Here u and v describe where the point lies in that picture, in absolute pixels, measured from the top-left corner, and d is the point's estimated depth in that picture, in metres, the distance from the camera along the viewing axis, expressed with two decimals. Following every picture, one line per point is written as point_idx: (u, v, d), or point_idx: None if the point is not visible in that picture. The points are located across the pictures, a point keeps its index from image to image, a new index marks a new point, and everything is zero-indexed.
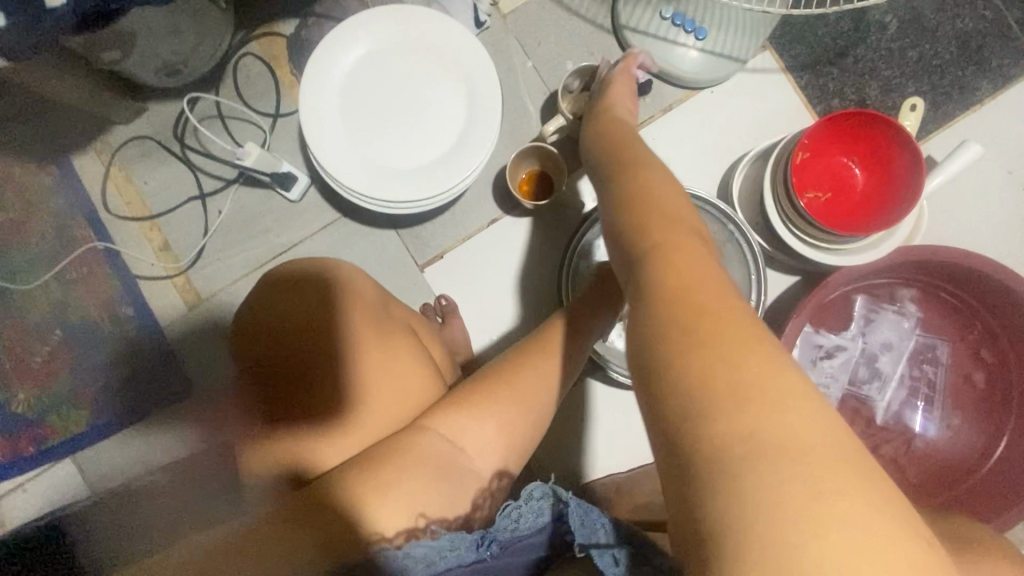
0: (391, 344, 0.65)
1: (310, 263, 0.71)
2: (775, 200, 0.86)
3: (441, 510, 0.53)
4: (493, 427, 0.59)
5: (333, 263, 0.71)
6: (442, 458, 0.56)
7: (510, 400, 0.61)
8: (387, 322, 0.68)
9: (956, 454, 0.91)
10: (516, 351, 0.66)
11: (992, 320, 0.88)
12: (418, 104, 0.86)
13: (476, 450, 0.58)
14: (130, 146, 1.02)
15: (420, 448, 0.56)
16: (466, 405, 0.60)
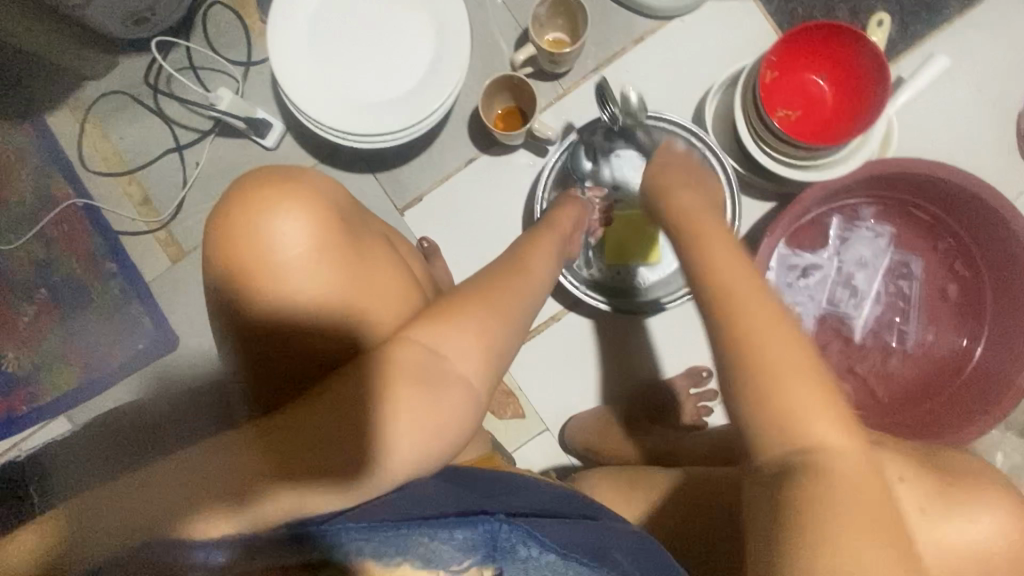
0: (365, 262, 0.61)
1: (262, 172, 0.61)
2: (745, 119, 0.87)
3: (428, 430, 0.53)
4: (472, 338, 0.57)
5: (289, 170, 0.63)
6: (424, 371, 0.55)
7: (490, 320, 0.59)
8: (358, 238, 0.62)
9: (933, 365, 0.93)
10: (495, 275, 0.65)
11: (963, 233, 0.90)
12: (386, 37, 0.86)
13: (461, 363, 0.56)
14: (103, 102, 1.02)
15: (399, 373, 0.54)
16: (447, 325, 0.57)
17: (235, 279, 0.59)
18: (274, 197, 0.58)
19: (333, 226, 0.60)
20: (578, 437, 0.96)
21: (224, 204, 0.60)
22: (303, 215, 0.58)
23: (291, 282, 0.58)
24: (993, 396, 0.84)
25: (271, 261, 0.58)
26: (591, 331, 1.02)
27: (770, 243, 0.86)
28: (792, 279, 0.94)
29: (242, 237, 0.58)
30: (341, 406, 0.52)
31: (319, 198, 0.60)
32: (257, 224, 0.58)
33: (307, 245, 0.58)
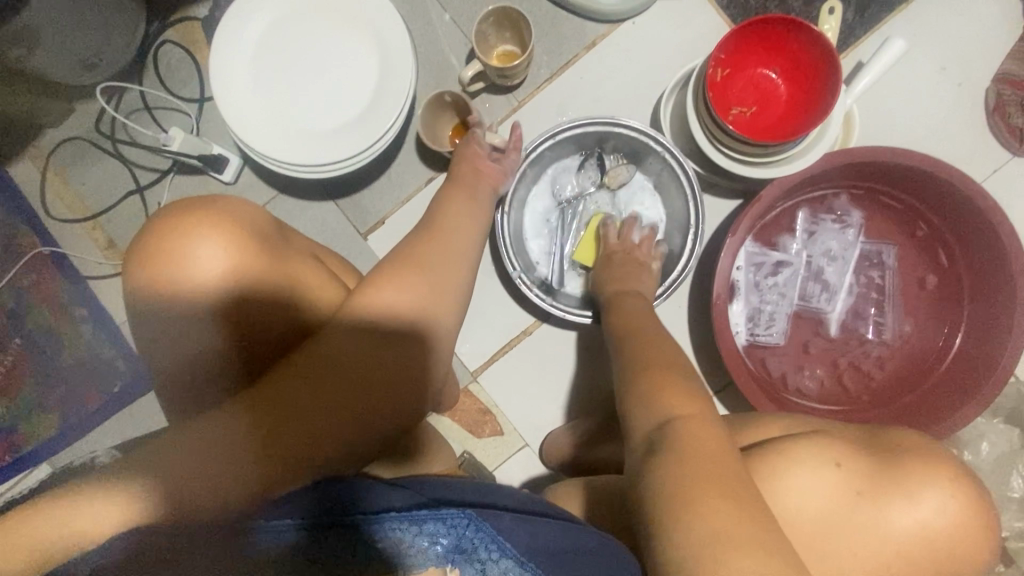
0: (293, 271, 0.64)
1: (176, 205, 0.62)
2: (699, 120, 0.85)
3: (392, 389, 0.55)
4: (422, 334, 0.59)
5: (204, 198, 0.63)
6: (382, 359, 0.55)
7: (436, 275, 0.62)
8: (281, 254, 0.64)
9: (915, 355, 0.91)
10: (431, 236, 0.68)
11: (935, 219, 0.88)
12: (330, 66, 0.85)
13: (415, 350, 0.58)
14: (63, 148, 1.02)
15: (359, 330, 0.56)
16: (400, 280, 0.60)
17: (162, 308, 0.59)
18: (194, 224, 0.59)
19: (255, 245, 0.61)
20: (553, 452, 0.95)
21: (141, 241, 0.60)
22: (219, 241, 0.59)
23: (226, 306, 0.59)
24: (978, 383, 0.81)
25: (196, 283, 0.58)
26: (566, 343, 1.01)
27: (733, 244, 0.84)
28: (760, 276, 0.93)
29: (163, 270, 0.58)
30: (312, 362, 0.54)
31: (236, 222, 0.61)
32: (179, 256, 0.58)
33: (233, 266, 0.59)
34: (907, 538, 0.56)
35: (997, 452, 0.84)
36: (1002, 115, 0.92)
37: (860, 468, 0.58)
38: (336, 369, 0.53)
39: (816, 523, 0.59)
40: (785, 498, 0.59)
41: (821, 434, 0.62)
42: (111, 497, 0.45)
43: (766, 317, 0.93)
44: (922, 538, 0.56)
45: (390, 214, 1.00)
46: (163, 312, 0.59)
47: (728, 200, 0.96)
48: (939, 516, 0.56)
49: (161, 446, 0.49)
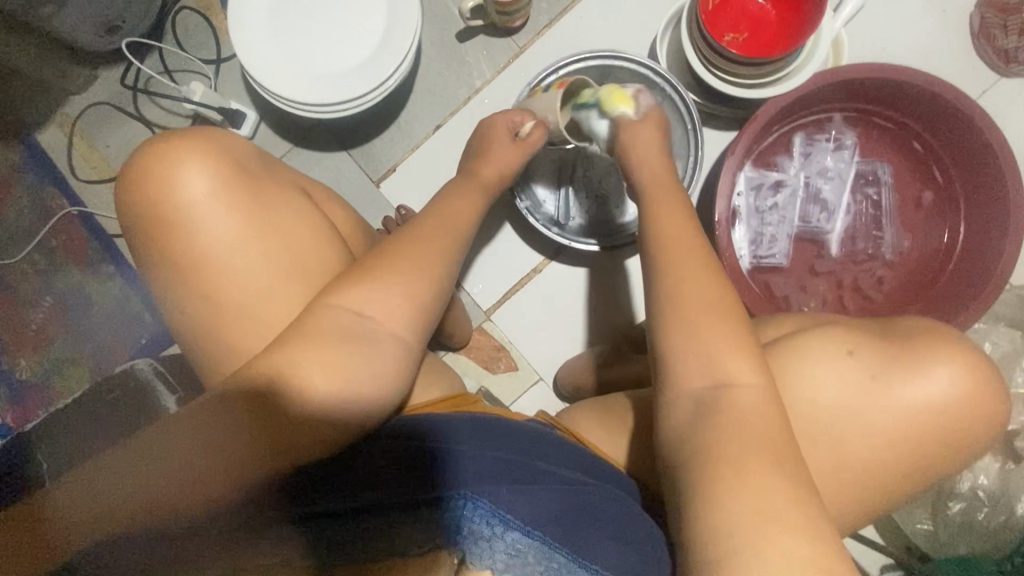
0: (273, 210, 0.67)
1: (168, 133, 0.67)
2: (694, 46, 0.89)
3: (351, 382, 0.56)
4: (399, 295, 0.60)
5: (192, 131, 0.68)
6: (346, 328, 0.57)
7: (421, 268, 0.62)
8: (266, 189, 0.68)
9: (917, 269, 0.94)
10: (428, 224, 0.69)
11: (928, 135, 0.91)
12: (340, 10, 0.90)
13: (378, 308, 0.59)
14: (88, 114, 1.07)
15: (324, 332, 0.57)
16: (370, 283, 0.60)
17: (144, 219, 0.65)
18: (187, 151, 0.65)
19: (238, 178, 0.66)
20: (568, 381, 0.98)
21: (131, 166, 0.65)
22: (205, 167, 0.64)
23: (198, 232, 0.64)
24: (979, 285, 0.84)
25: (178, 202, 0.64)
26: (575, 279, 1.04)
27: (733, 161, 0.87)
28: (760, 199, 0.96)
29: (152, 191, 0.64)
30: (283, 374, 0.55)
31: (223, 153, 0.66)
32: (167, 176, 0.64)
33: (213, 194, 0.64)
34: (913, 414, 0.58)
35: (1001, 352, 0.87)
36: (988, 38, 0.95)
37: (872, 355, 0.60)
38: (301, 343, 0.56)
39: (822, 404, 0.60)
40: (796, 384, 0.60)
41: (833, 326, 0.63)
42: (96, 511, 0.50)
43: (768, 239, 0.96)
44: (929, 415, 0.58)
45: (401, 162, 1.04)
46: (146, 223, 0.65)
47: (727, 132, 0.99)
48: (940, 390, 0.58)
49: (143, 454, 0.53)
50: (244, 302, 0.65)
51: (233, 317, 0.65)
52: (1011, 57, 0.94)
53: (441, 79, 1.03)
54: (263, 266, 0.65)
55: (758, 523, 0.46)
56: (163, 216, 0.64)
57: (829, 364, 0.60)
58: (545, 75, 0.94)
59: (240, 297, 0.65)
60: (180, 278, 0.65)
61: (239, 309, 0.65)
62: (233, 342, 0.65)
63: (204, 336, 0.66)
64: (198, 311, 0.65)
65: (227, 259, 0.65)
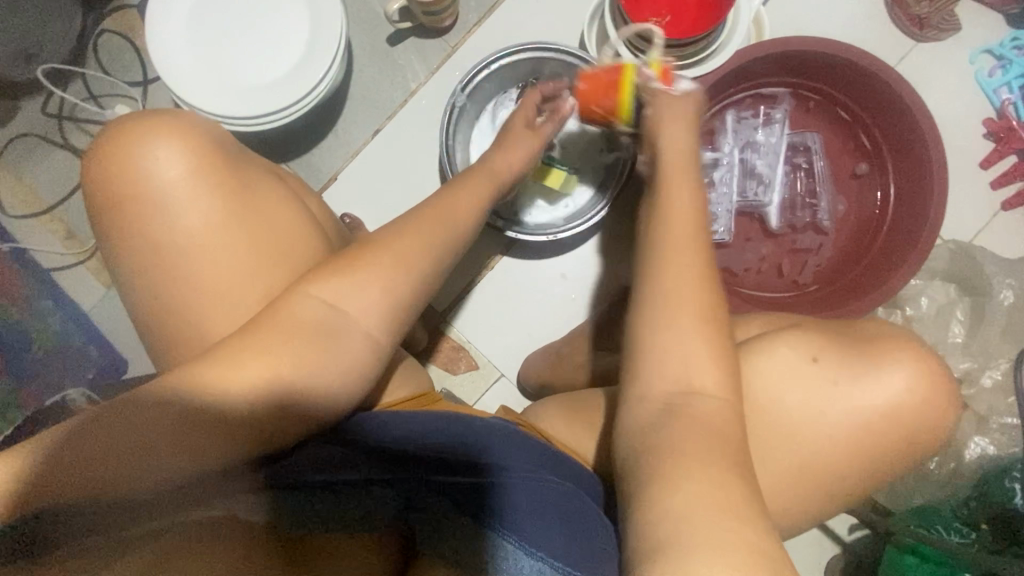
0: (254, 191, 0.62)
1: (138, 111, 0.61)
2: (619, 32, 0.90)
3: (322, 367, 0.54)
4: (353, 282, 0.58)
5: (164, 107, 0.62)
6: (319, 321, 0.56)
7: (378, 254, 0.61)
8: (243, 166, 0.63)
9: (854, 234, 0.97)
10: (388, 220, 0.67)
11: (851, 103, 0.94)
12: (264, 23, 0.89)
13: (356, 304, 0.57)
14: (12, 146, 1.04)
15: (293, 320, 0.55)
16: (338, 272, 0.58)
17: (111, 197, 0.59)
18: (159, 128, 0.59)
19: (216, 156, 0.61)
20: (531, 375, 0.98)
21: (100, 140, 0.60)
22: (180, 146, 0.59)
23: (170, 210, 0.59)
24: (910, 244, 0.87)
25: (143, 181, 0.58)
26: (527, 273, 1.04)
27: None
28: None
29: (117, 166, 0.58)
30: (269, 360, 0.53)
31: (198, 131, 0.61)
32: (135, 155, 0.58)
33: (189, 174, 0.59)
34: (869, 418, 0.60)
35: (939, 306, 0.90)
36: (901, 6, 0.98)
37: (834, 359, 0.62)
38: (274, 339, 0.54)
39: (788, 414, 0.62)
40: (765, 391, 0.62)
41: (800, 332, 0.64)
42: (83, 472, 0.46)
43: (710, 217, 0.98)
44: (878, 411, 0.60)
45: (342, 170, 1.03)
46: (107, 199, 0.59)
47: (662, 115, 1.00)
48: (898, 397, 0.60)
49: (108, 431, 0.48)
50: (212, 280, 0.59)
51: (196, 302, 0.59)
52: (924, 23, 0.97)
53: (376, 85, 1.03)
54: (240, 244, 0.60)
55: (700, 489, 0.46)
56: (129, 193, 0.59)
57: (799, 375, 0.62)
58: (478, 72, 0.94)
59: (214, 276, 0.59)
60: (149, 255, 0.59)
61: (216, 287, 0.59)
62: (198, 330, 0.59)
63: (170, 317, 0.59)
64: (160, 296, 0.59)
65: (195, 241, 0.59)
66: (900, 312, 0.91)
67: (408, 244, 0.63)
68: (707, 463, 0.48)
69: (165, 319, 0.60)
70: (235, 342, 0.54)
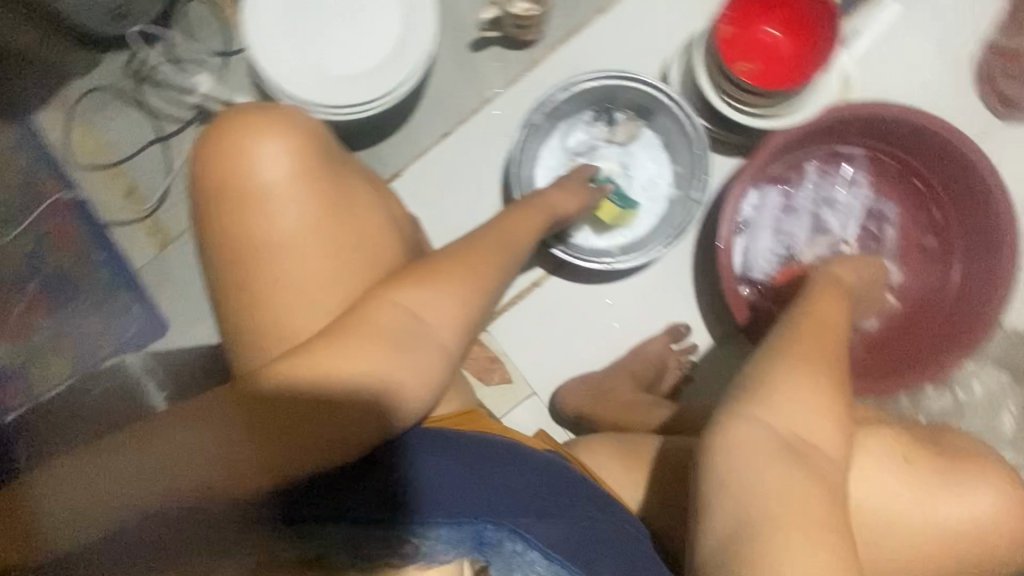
0: (348, 199, 0.63)
1: (252, 106, 0.63)
2: (707, 73, 0.90)
3: (400, 379, 0.55)
4: (437, 296, 0.59)
5: (274, 106, 0.64)
6: (401, 327, 0.57)
7: (460, 274, 0.61)
8: (343, 173, 0.64)
9: (913, 306, 0.95)
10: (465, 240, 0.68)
11: (931, 177, 0.93)
12: (358, 15, 0.89)
13: (435, 316, 0.58)
14: (88, 98, 1.05)
15: (376, 328, 0.56)
16: (419, 285, 0.59)
17: (215, 187, 0.60)
18: (272, 126, 0.60)
19: (321, 161, 0.62)
20: (571, 404, 0.98)
21: (212, 129, 0.62)
22: (290, 147, 0.60)
23: (270, 207, 0.60)
24: (968, 328, 0.86)
25: (249, 175, 0.59)
26: (575, 296, 1.04)
27: (738, 188, 0.87)
28: (763, 217, 0.98)
29: (226, 156, 0.60)
30: (347, 366, 0.54)
31: (307, 134, 0.62)
32: (246, 148, 0.59)
33: (295, 175, 0.60)
34: (948, 535, 0.58)
35: (989, 392, 0.90)
36: (990, 84, 0.97)
37: (924, 465, 0.60)
38: (356, 342, 0.55)
39: (875, 517, 0.59)
40: (854, 489, 0.59)
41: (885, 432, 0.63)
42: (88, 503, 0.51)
43: (770, 259, 0.97)
44: (954, 523, 0.58)
45: (406, 167, 1.03)
46: (210, 188, 0.61)
47: (734, 158, 0.99)
48: (979, 516, 0.58)
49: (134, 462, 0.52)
50: (300, 281, 0.60)
51: (280, 297, 0.60)
52: (1011, 104, 0.96)
53: (452, 88, 1.03)
54: (330, 249, 0.61)
55: (777, 530, 0.47)
56: (232, 185, 0.60)
57: (883, 471, 0.60)
58: (557, 91, 0.94)
59: (301, 275, 0.60)
60: (242, 250, 0.60)
61: (304, 288, 0.60)
62: (278, 326, 0.60)
63: (252, 308, 0.60)
64: (247, 287, 0.60)
65: (286, 236, 0.60)
66: (950, 394, 0.90)
67: (483, 268, 0.64)
68: (780, 502, 0.48)
69: (248, 309, 0.61)
70: (318, 346, 0.55)
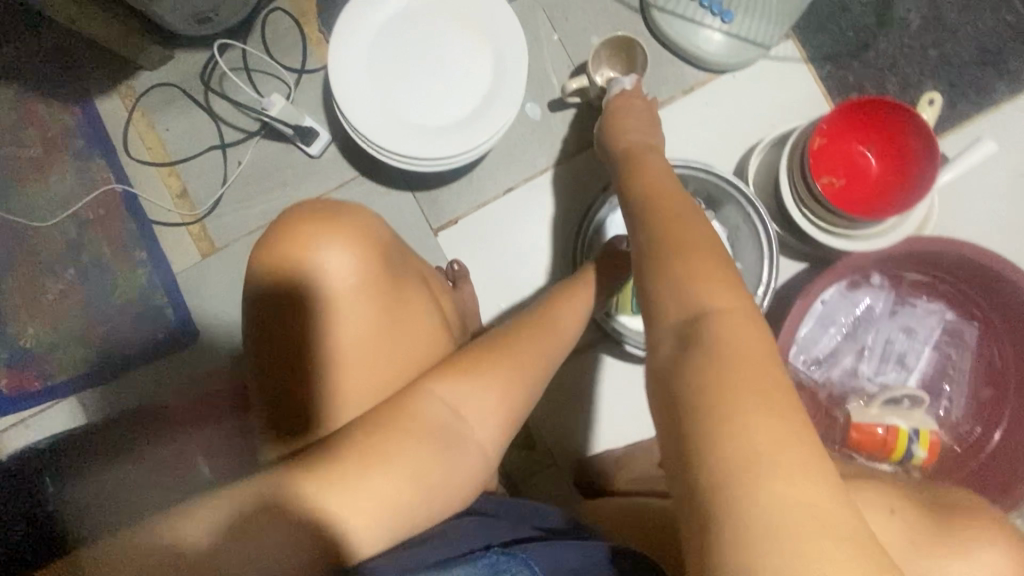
0: (401, 298, 0.64)
1: (315, 205, 0.65)
2: (790, 181, 0.88)
3: (443, 485, 0.53)
4: (489, 396, 0.59)
5: (338, 201, 0.66)
6: (444, 427, 0.55)
7: (511, 377, 0.60)
8: (398, 273, 0.65)
9: (950, 445, 0.92)
10: (518, 326, 0.67)
11: (997, 321, 0.90)
12: (448, 66, 0.87)
13: (479, 422, 0.58)
14: (154, 93, 1.03)
15: (421, 426, 0.54)
16: (468, 383, 0.58)
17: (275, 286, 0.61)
18: (335, 229, 0.62)
19: (380, 264, 0.62)
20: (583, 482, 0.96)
21: (275, 228, 0.63)
22: (352, 252, 0.61)
23: (326, 308, 0.60)
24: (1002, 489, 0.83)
25: (309, 277, 0.60)
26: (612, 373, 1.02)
27: (802, 304, 0.84)
28: (836, 312, 0.94)
29: (290, 257, 0.61)
30: (386, 460, 0.50)
31: (369, 237, 0.63)
32: (310, 252, 0.60)
33: (354, 277, 0.61)
34: None
35: None
36: None
37: (911, 515, 0.61)
38: (394, 438, 0.52)
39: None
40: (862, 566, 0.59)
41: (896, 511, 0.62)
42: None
43: (822, 363, 0.96)
44: None
45: (463, 216, 1.01)
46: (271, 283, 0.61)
47: (796, 263, 0.97)
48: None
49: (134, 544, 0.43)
50: (348, 379, 0.60)
51: (328, 392, 0.60)
52: None
53: (523, 143, 1.01)
54: (382, 347, 0.61)
55: (778, 506, 0.37)
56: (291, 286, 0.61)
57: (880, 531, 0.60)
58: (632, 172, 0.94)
59: (351, 372, 0.60)
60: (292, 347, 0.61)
61: (352, 387, 0.61)
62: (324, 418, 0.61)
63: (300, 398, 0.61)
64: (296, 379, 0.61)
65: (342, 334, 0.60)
66: None
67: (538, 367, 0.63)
68: (783, 480, 0.37)
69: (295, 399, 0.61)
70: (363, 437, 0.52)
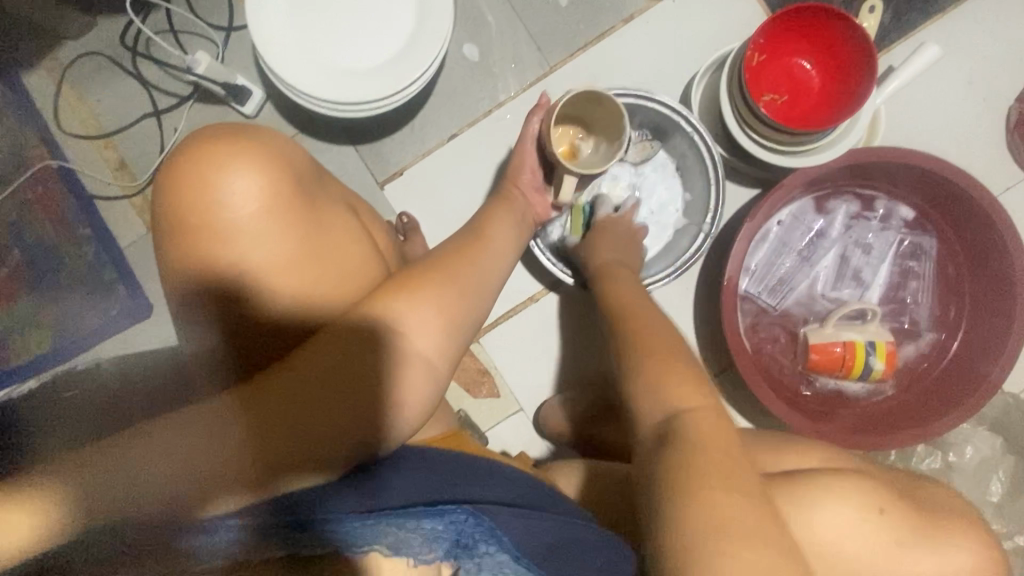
0: (323, 223, 0.61)
1: (210, 132, 0.60)
2: (731, 100, 0.86)
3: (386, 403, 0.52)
4: (425, 310, 0.56)
5: (225, 127, 0.61)
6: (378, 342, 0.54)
7: (445, 291, 0.58)
8: (315, 199, 0.62)
9: (915, 359, 0.92)
10: (450, 249, 0.65)
11: (949, 230, 0.90)
12: (373, 8, 0.84)
13: (418, 334, 0.55)
14: (81, 63, 1.00)
15: (356, 346, 0.53)
16: (401, 296, 0.56)
17: (183, 223, 0.58)
18: (237, 152, 0.58)
19: (291, 191, 0.59)
20: (549, 423, 0.96)
21: (172, 161, 0.59)
22: (257, 176, 0.57)
23: (240, 241, 0.57)
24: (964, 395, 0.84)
25: (216, 209, 0.57)
26: (571, 316, 1.02)
27: (749, 228, 0.83)
28: (788, 235, 0.94)
29: (191, 191, 0.57)
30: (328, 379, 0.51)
31: (276, 161, 0.59)
32: (212, 180, 0.57)
33: (262, 204, 0.57)
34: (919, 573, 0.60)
35: (981, 458, 0.90)
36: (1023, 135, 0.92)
37: (897, 512, 0.60)
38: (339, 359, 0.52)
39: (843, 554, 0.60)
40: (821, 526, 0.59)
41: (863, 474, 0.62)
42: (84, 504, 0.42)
43: (782, 287, 0.94)
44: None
45: (409, 166, 0.99)
46: (179, 222, 0.58)
47: (748, 189, 0.96)
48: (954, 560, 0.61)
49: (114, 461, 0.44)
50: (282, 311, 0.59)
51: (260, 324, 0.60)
52: None
53: (463, 87, 0.98)
54: (311, 277, 0.59)
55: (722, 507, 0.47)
56: (196, 220, 0.58)
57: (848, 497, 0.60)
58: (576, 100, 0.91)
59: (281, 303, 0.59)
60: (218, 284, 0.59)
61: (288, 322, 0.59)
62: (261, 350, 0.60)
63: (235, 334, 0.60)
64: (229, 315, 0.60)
65: (260, 263, 0.58)
66: (943, 455, 0.91)
67: (478, 296, 0.61)
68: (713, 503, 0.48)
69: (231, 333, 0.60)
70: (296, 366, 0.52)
